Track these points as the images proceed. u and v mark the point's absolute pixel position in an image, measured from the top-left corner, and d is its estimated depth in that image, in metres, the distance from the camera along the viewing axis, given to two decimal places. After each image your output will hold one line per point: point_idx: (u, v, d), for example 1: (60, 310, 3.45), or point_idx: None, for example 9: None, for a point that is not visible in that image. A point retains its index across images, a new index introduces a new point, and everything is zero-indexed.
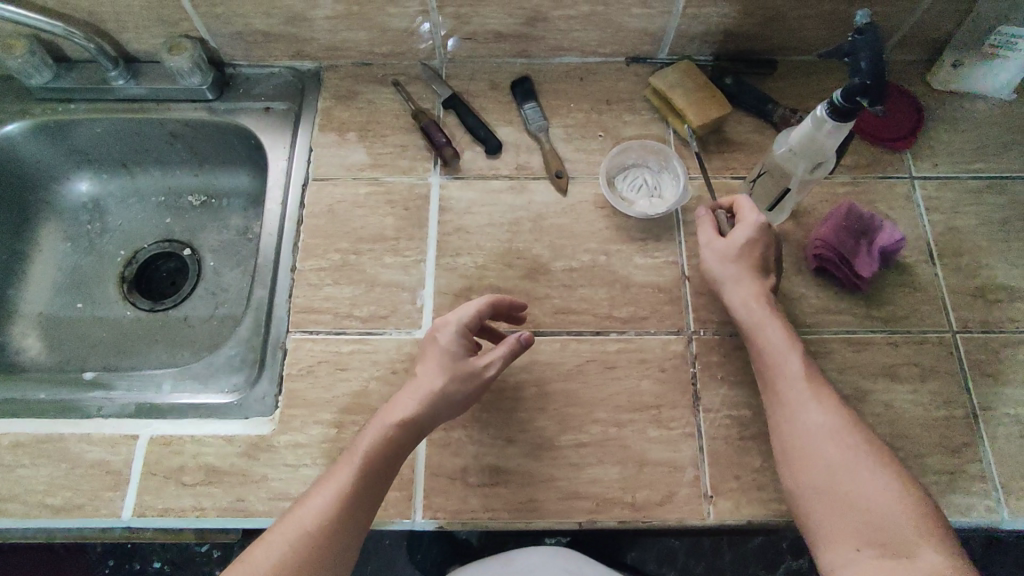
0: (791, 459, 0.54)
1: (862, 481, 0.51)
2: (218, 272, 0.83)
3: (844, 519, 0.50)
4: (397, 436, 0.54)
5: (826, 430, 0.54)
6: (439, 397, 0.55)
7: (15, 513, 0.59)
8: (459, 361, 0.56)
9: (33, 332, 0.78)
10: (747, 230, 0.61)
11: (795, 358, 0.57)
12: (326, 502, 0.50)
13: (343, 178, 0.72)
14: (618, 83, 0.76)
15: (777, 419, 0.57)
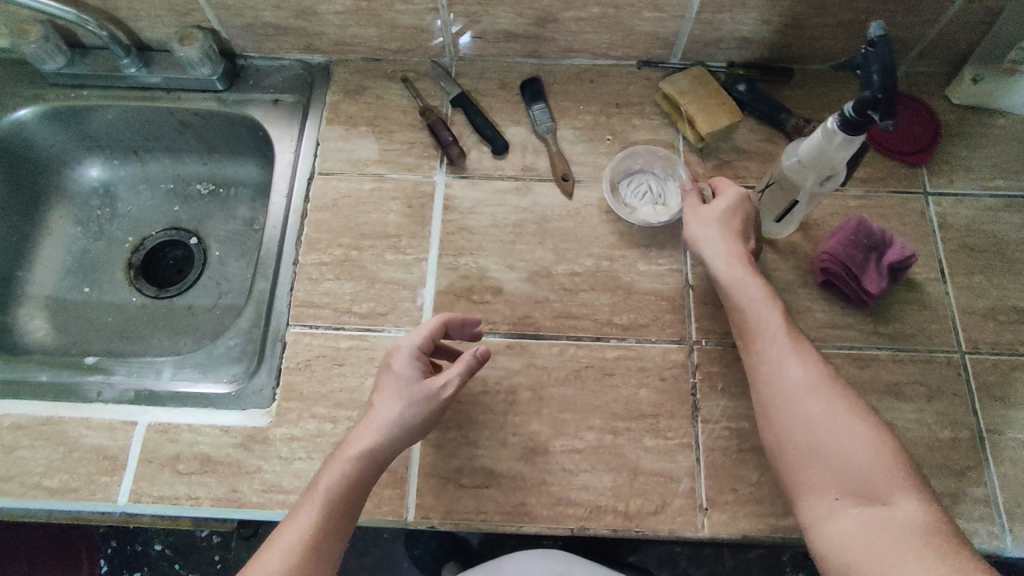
0: (771, 417, 0.54)
1: (840, 433, 0.51)
2: (224, 262, 0.84)
3: (827, 473, 0.51)
4: (356, 467, 0.53)
5: (805, 385, 0.54)
6: (403, 424, 0.55)
7: (13, 493, 0.60)
8: (414, 386, 0.56)
9: (40, 314, 0.79)
10: (729, 197, 0.63)
11: (776, 315, 0.57)
12: (290, 547, 0.49)
13: (349, 173, 0.72)
14: (629, 88, 0.76)
15: (758, 376, 0.56)
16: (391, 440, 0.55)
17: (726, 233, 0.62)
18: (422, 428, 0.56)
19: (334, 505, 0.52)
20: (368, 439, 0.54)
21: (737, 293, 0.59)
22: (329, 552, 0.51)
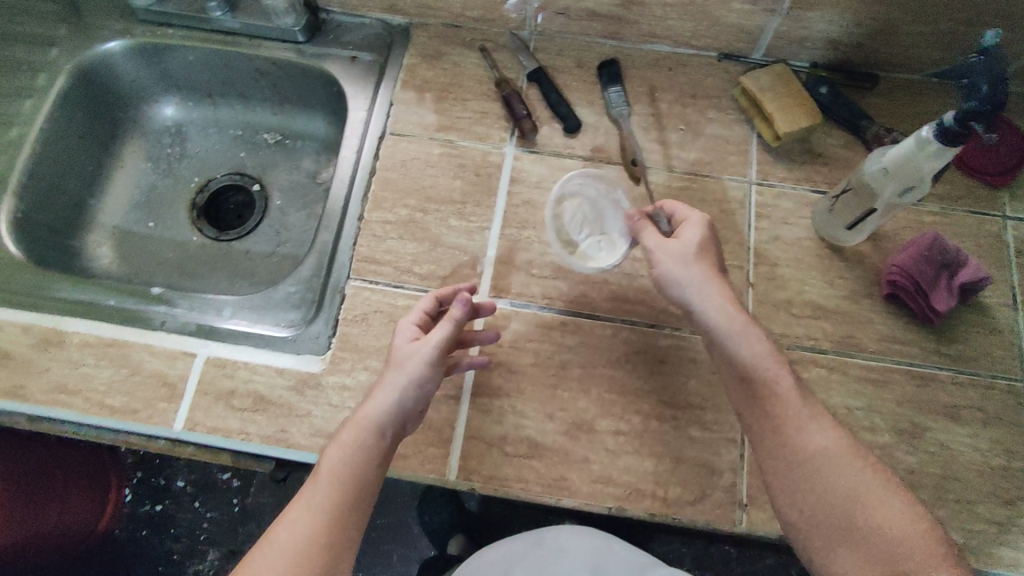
0: (789, 485, 0.53)
1: (866, 502, 0.50)
2: (284, 212, 0.85)
3: (855, 544, 0.49)
4: (358, 451, 0.54)
5: (823, 451, 0.52)
6: (400, 390, 0.56)
7: (77, 407, 0.62)
8: (405, 351, 0.57)
9: (106, 243, 0.81)
10: (697, 229, 0.61)
11: (783, 379, 0.56)
12: (297, 532, 0.50)
13: (420, 136, 0.72)
14: (707, 79, 0.74)
15: (770, 445, 0.54)
16: (392, 414, 0.56)
17: (707, 272, 0.59)
18: (421, 390, 0.56)
19: (345, 486, 0.53)
20: (372, 424, 0.55)
21: (735, 353, 0.57)
22: (338, 535, 0.51)
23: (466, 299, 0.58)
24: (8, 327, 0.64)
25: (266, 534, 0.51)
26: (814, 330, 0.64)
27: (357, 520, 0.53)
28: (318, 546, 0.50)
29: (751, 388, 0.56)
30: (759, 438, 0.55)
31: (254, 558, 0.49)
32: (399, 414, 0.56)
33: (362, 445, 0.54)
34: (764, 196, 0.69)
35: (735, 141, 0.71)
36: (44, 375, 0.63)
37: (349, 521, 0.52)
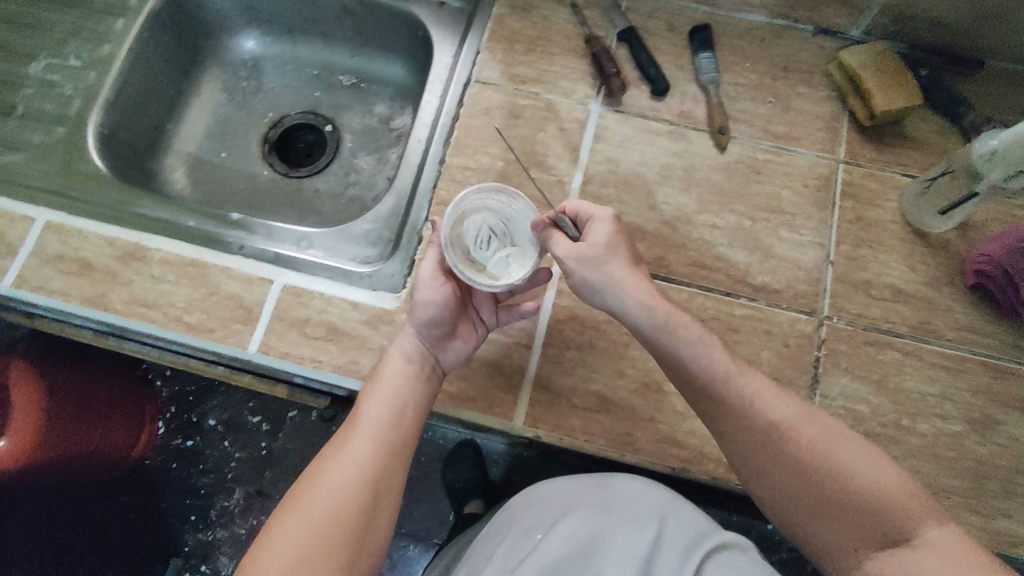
0: (756, 466, 0.51)
1: (841, 469, 0.48)
2: (355, 154, 0.86)
3: (827, 512, 0.48)
4: (397, 398, 0.58)
5: (785, 426, 0.51)
6: (415, 321, 0.59)
7: (156, 321, 0.64)
8: (417, 305, 0.59)
9: (180, 168, 0.83)
10: (604, 223, 0.57)
11: (723, 360, 0.53)
12: (342, 470, 0.55)
13: (505, 86, 0.72)
14: (801, 53, 0.72)
15: (722, 427, 0.53)
16: (418, 347, 0.59)
17: (620, 262, 0.56)
18: (433, 315, 0.59)
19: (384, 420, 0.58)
20: (398, 359, 0.59)
21: (669, 342, 0.54)
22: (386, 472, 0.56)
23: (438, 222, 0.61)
24: (93, 239, 0.66)
25: (313, 464, 0.56)
26: (892, 313, 0.63)
27: (399, 452, 0.58)
28: (359, 481, 0.54)
29: (688, 376, 0.54)
30: (715, 424, 0.53)
31: (303, 483, 0.54)
32: (425, 348, 0.60)
33: (395, 382, 0.58)
34: (851, 175, 0.68)
35: (824, 118, 0.70)
36: (126, 288, 0.65)
37: (391, 453, 0.57)
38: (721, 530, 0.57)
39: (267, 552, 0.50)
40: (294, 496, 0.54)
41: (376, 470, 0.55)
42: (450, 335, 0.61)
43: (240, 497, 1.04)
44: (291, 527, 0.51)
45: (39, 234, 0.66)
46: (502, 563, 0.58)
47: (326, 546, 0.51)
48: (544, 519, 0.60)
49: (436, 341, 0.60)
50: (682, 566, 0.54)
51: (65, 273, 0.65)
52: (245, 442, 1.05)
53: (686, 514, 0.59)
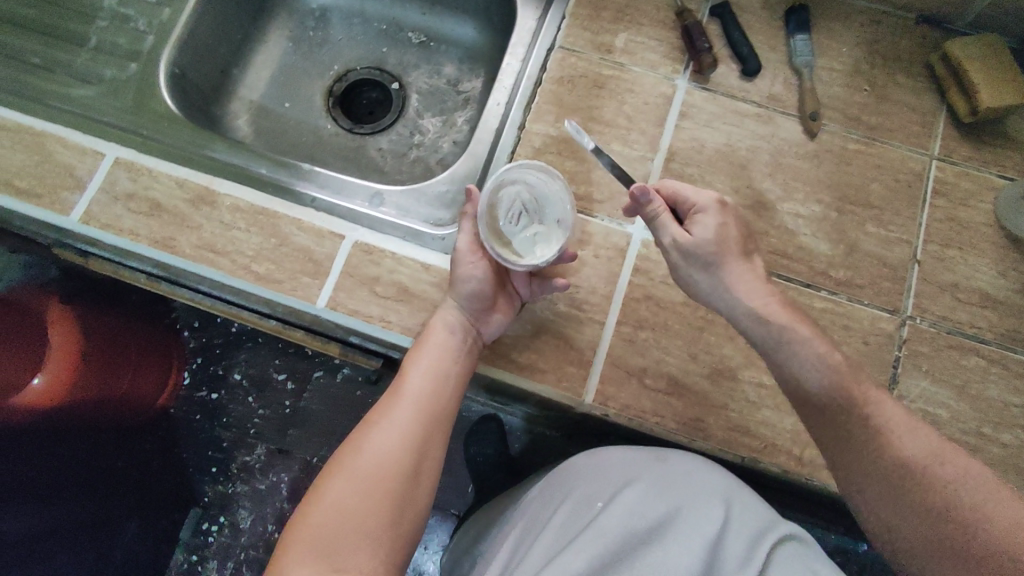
0: (852, 474, 0.49)
1: (949, 492, 0.45)
2: (420, 114, 0.84)
3: (925, 520, 0.45)
4: (439, 367, 0.59)
5: (893, 439, 0.48)
6: (457, 293, 0.60)
7: (224, 268, 0.63)
8: (457, 276, 0.60)
9: (245, 115, 0.82)
10: (709, 210, 0.56)
11: (833, 361, 0.52)
12: (386, 438, 0.55)
13: (590, 54, 0.69)
14: (901, 42, 0.69)
15: (821, 425, 0.52)
16: (460, 318, 0.59)
17: (729, 257, 0.55)
18: (474, 287, 0.60)
19: (427, 388, 0.58)
20: (441, 331, 0.59)
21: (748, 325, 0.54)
22: (429, 439, 0.57)
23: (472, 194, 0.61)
24: (164, 179, 0.65)
25: (357, 428, 0.57)
26: (978, 318, 0.62)
27: (440, 420, 0.58)
28: (403, 448, 0.55)
29: (793, 377, 0.53)
30: (817, 430, 0.52)
31: (349, 444, 0.56)
32: (466, 318, 0.60)
33: (437, 352, 0.58)
34: (945, 173, 0.66)
35: (920, 112, 0.67)
36: (195, 232, 0.64)
37: (433, 421, 0.58)
38: (786, 523, 0.53)
39: (317, 507, 0.52)
40: (340, 464, 0.54)
41: (419, 437, 0.56)
42: (490, 309, 0.61)
43: (262, 453, 1.10)
44: (338, 485, 0.53)
45: (109, 170, 0.65)
46: (557, 529, 0.54)
47: (371, 506, 0.52)
48: (603, 488, 0.56)
49: (477, 312, 0.60)
50: (752, 554, 0.49)
51: (135, 212, 0.64)
52: (269, 400, 1.12)
53: (752, 503, 0.54)
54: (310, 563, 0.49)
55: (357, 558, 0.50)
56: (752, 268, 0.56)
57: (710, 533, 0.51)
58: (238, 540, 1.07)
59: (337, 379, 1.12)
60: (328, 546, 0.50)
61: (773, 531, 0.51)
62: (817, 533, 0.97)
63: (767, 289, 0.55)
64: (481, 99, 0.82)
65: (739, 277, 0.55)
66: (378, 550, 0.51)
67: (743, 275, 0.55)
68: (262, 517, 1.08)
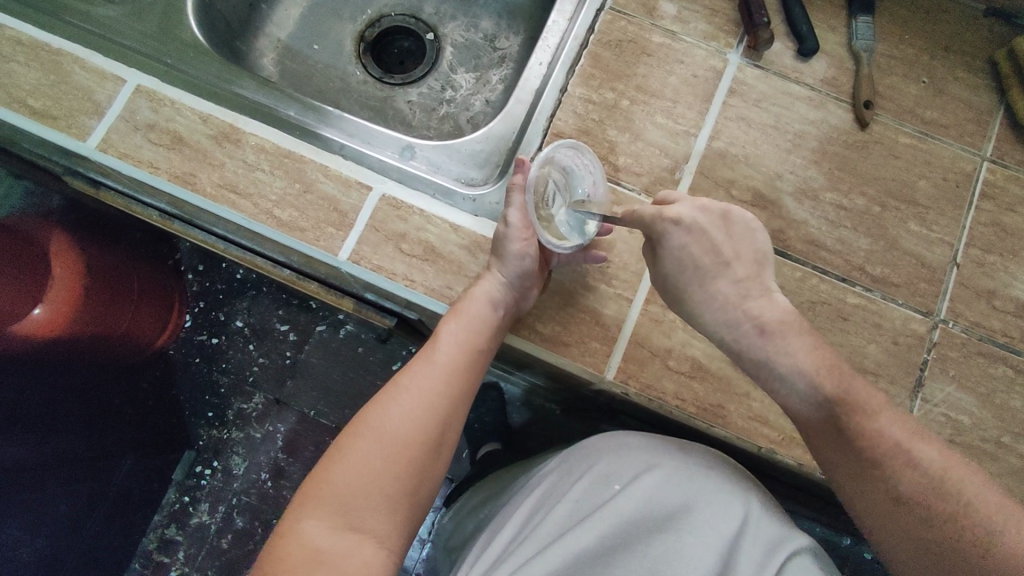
0: (836, 466, 0.49)
1: (926, 484, 0.44)
2: (453, 69, 0.80)
3: (918, 546, 0.43)
4: (473, 341, 0.58)
5: (877, 437, 0.47)
6: (505, 266, 0.57)
7: (245, 210, 0.61)
8: (506, 251, 0.57)
9: (271, 53, 0.79)
10: (669, 227, 0.53)
11: (820, 379, 0.50)
12: (415, 407, 0.54)
13: (641, 19, 0.66)
14: (965, 33, 0.67)
15: (818, 442, 0.51)
16: (505, 293, 0.57)
17: (694, 276, 0.54)
18: (525, 263, 0.57)
19: (457, 357, 0.58)
20: (484, 304, 0.57)
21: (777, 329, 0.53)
22: (452, 413, 0.56)
23: (522, 163, 0.59)
24: (187, 112, 0.62)
25: (383, 391, 0.56)
26: (1012, 327, 0.60)
27: (464, 390, 0.58)
28: (429, 421, 0.54)
29: (787, 399, 0.52)
30: (804, 429, 0.52)
31: (373, 405, 0.54)
32: (510, 294, 0.58)
33: (474, 324, 0.57)
34: (994, 175, 0.64)
35: (978, 110, 0.65)
36: (217, 170, 0.61)
37: (459, 390, 0.57)
38: (802, 535, 0.51)
39: (339, 465, 0.50)
40: (363, 424, 0.53)
41: (446, 406, 0.56)
42: (532, 286, 0.58)
43: (259, 401, 1.15)
44: (363, 445, 0.51)
45: (129, 97, 0.62)
46: (572, 507, 0.54)
47: (394, 468, 0.51)
48: (623, 471, 0.55)
49: (522, 289, 0.58)
50: (769, 559, 0.47)
51: (155, 144, 0.61)
52: (269, 349, 1.16)
53: (772, 507, 0.52)
54: (329, 519, 0.48)
55: (376, 520, 0.49)
56: (724, 285, 0.54)
57: (727, 533, 0.50)
58: (230, 485, 1.11)
59: (340, 335, 1.16)
60: (348, 504, 0.49)
61: (793, 540, 0.49)
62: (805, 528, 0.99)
63: (740, 311, 0.53)
64: (518, 57, 0.79)
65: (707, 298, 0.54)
66: (395, 513, 0.50)
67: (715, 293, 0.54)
68: (255, 465, 1.12)
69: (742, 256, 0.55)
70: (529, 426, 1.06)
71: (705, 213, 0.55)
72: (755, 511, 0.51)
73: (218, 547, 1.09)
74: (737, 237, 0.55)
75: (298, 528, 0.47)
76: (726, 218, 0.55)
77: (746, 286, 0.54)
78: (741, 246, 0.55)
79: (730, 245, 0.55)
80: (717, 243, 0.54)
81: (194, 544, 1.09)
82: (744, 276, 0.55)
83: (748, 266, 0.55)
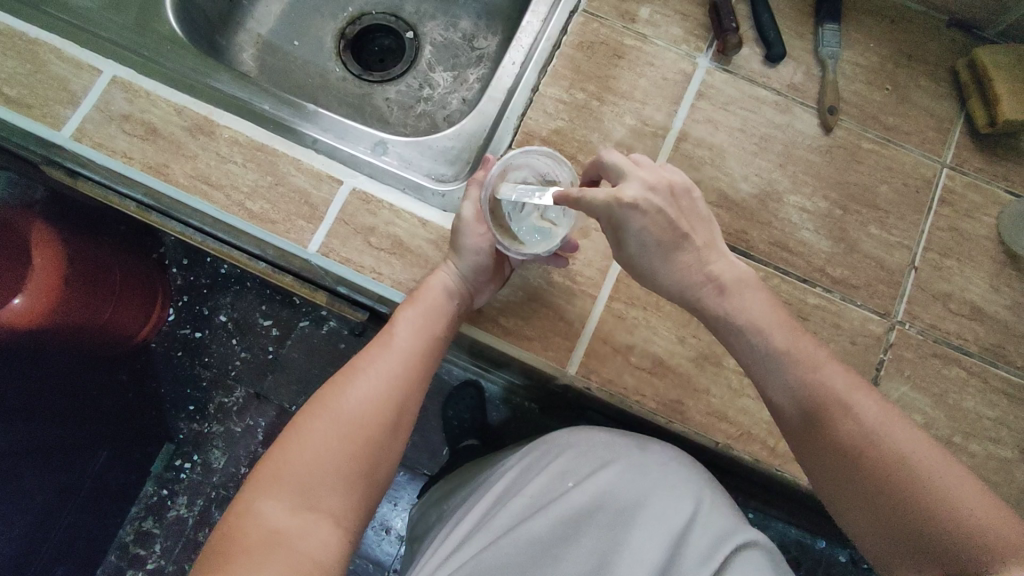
0: (795, 432, 0.51)
1: (874, 443, 0.46)
2: (431, 68, 0.82)
3: (872, 508, 0.46)
4: (431, 331, 0.59)
5: (830, 402, 0.49)
6: (461, 258, 0.58)
7: (217, 202, 0.61)
8: (462, 244, 0.58)
9: (251, 48, 0.80)
10: (630, 212, 0.50)
11: (779, 339, 0.52)
12: (371, 392, 0.55)
13: (613, 22, 0.68)
14: (929, 43, 0.69)
15: (786, 418, 0.52)
16: (460, 284, 0.59)
17: (655, 251, 0.53)
18: (480, 258, 0.58)
19: (416, 344, 0.59)
20: (440, 293, 0.58)
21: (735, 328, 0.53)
22: (408, 400, 0.57)
23: (488, 161, 0.62)
24: (162, 104, 0.63)
25: (341, 373, 0.57)
26: (966, 330, 0.62)
27: (422, 377, 0.59)
28: (384, 406, 0.55)
29: (754, 368, 0.53)
30: (764, 393, 0.53)
31: (332, 387, 0.55)
32: (465, 286, 0.59)
33: (432, 313, 0.58)
34: (953, 182, 0.65)
35: (939, 118, 0.67)
36: (190, 161, 0.62)
37: (416, 378, 0.58)
38: (751, 529, 0.52)
39: (295, 445, 0.52)
40: (320, 406, 0.54)
41: (401, 392, 0.56)
42: (488, 279, 0.60)
43: (240, 395, 1.15)
44: (320, 427, 0.52)
45: (104, 88, 0.63)
46: (527, 498, 0.55)
47: (352, 453, 0.52)
48: (579, 468, 0.56)
49: (477, 281, 0.59)
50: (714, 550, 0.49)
51: (130, 135, 0.62)
52: (251, 343, 1.16)
53: (721, 503, 0.54)
54: (286, 499, 0.49)
55: (333, 501, 0.51)
56: (686, 255, 0.54)
57: (674, 526, 0.51)
58: (209, 479, 1.11)
59: (321, 331, 1.16)
60: (304, 485, 0.50)
61: (740, 533, 0.51)
62: (778, 528, 1.00)
63: (703, 273, 0.54)
64: (495, 57, 0.80)
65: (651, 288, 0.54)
66: (353, 494, 0.52)
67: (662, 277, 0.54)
68: (234, 458, 1.12)
69: (695, 227, 0.54)
70: (507, 424, 1.07)
71: (656, 189, 0.52)
72: (705, 509, 0.53)
73: (196, 540, 1.09)
74: (686, 210, 0.54)
75: (255, 507, 0.48)
76: (677, 197, 0.54)
77: (705, 253, 0.55)
78: (692, 219, 0.54)
79: (684, 219, 0.53)
80: (675, 218, 0.52)
81: (172, 537, 1.09)
82: (703, 244, 0.54)
83: (703, 234, 0.55)
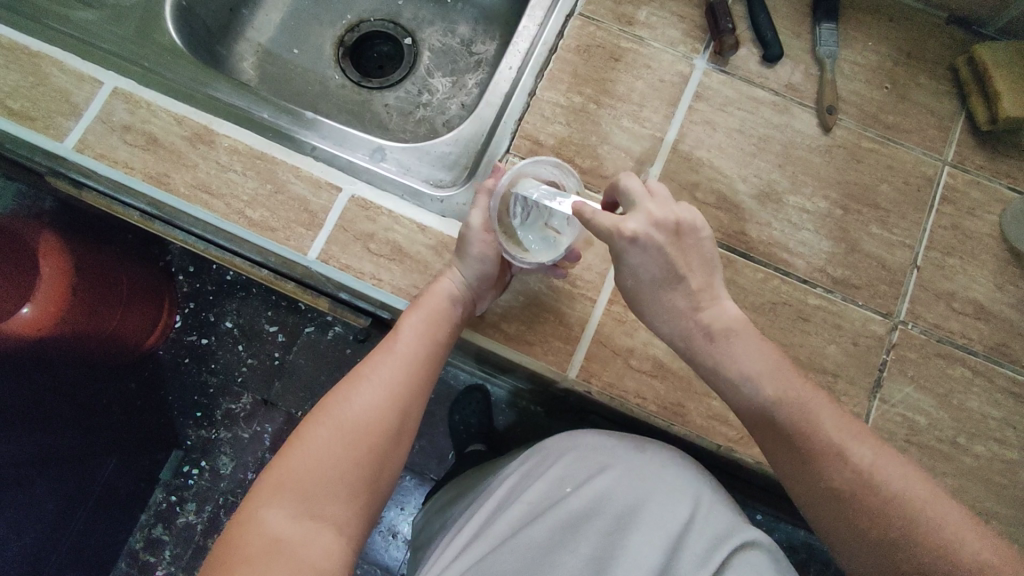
0: (781, 460, 0.52)
1: (864, 478, 0.48)
2: (430, 73, 0.82)
3: (858, 537, 0.48)
4: (433, 337, 0.59)
5: (819, 436, 0.50)
6: (465, 264, 0.58)
7: (217, 210, 0.62)
8: (466, 250, 0.58)
9: (251, 57, 0.81)
10: (625, 246, 0.51)
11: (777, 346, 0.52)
12: (374, 399, 0.55)
13: (609, 25, 0.68)
14: (928, 40, 0.68)
15: (770, 445, 0.53)
16: (464, 292, 0.58)
17: (648, 288, 0.53)
18: (485, 266, 0.58)
19: (418, 349, 0.58)
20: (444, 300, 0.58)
21: (734, 333, 0.53)
22: (410, 405, 0.57)
23: (495, 171, 0.61)
24: (162, 114, 0.63)
25: (343, 381, 0.57)
26: (970, 329, 0.61)
27: (424, 383, 0.59)
28: (386, 412, 0.55)
29: (736, 403, 0.53)
30: (751, 422, 0.53)
31: (335, 394, 0.56)
32: (469, 292, 0.59)
33: (435, 320, 0.58)
34: (955, 180, 0.65)
35: (939, 115, 0.67)
36: (191, 170, 0.62)
37: (417, 383, 0.58)
38: (754, 531, 0.52)
39: (297, 452, 0.52)
40: (323, 413, 0.54)
41: (403, 397, 0.56)
42: (490, 285, 0.60)
43: (247, 402, 1.16)
44: (322, 434, 0.53)
45: (106, 99, 0.64)
46: (527, 504, 0.55)
47: (353, 460, 0.52)
48: (580, 473, 0.56)
49: (480, 288, 0.59)
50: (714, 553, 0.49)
51: (132, 145, 0.63)
52: (256, 349, 1.17)
53: (722, 505, 0.54)
54: (289, 506, 0.49)
55: (336, 508, 0.51)
56: (677, 299, 0.53)
57: (674, 530, 0.51)
58: (217, 485, 1.12)
59: (326, 336, 1.16)
60: (307, 492, 0.50)
61: (742, 536, 0.51)
62: (786, 531, 0.99)
63: (693, 321, 0.53)
64: (493, 62, 0.80)
65: (657, 298, 0.54)
66: (355, 501, 0.52)
67: (664, 296, 0.54)
68: (242, 464, 1.13)
69: (693, 267, 0.53)
70: (512, 427, 1.08)
71: (662, 228, 0.52)
72: (708, 514, 0.52)
73: (204, 547, 1.10)
74: (688, 249, 0.53)
75: (257, 515, 0.49)
76: (687, 238, 0.53)
77: (697, 296, 0.54)
78: (691, 258, 0.53)
79: (683, 259, 0.53)
80: (671, 259, 0.52)
81: (181, 543, 1.10)
82: (698, 286, 0.53)
83: (700, 276, 0.53)
